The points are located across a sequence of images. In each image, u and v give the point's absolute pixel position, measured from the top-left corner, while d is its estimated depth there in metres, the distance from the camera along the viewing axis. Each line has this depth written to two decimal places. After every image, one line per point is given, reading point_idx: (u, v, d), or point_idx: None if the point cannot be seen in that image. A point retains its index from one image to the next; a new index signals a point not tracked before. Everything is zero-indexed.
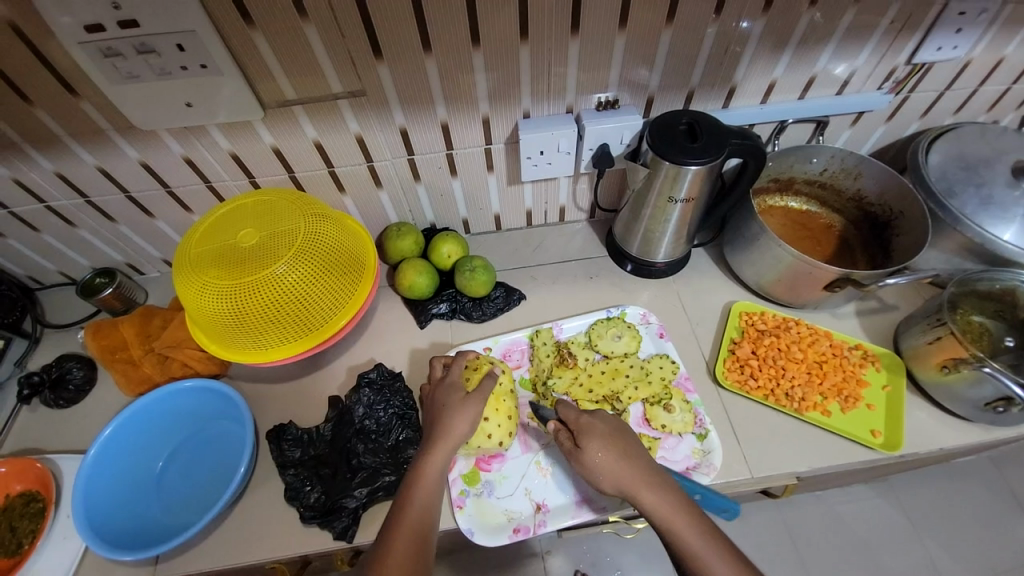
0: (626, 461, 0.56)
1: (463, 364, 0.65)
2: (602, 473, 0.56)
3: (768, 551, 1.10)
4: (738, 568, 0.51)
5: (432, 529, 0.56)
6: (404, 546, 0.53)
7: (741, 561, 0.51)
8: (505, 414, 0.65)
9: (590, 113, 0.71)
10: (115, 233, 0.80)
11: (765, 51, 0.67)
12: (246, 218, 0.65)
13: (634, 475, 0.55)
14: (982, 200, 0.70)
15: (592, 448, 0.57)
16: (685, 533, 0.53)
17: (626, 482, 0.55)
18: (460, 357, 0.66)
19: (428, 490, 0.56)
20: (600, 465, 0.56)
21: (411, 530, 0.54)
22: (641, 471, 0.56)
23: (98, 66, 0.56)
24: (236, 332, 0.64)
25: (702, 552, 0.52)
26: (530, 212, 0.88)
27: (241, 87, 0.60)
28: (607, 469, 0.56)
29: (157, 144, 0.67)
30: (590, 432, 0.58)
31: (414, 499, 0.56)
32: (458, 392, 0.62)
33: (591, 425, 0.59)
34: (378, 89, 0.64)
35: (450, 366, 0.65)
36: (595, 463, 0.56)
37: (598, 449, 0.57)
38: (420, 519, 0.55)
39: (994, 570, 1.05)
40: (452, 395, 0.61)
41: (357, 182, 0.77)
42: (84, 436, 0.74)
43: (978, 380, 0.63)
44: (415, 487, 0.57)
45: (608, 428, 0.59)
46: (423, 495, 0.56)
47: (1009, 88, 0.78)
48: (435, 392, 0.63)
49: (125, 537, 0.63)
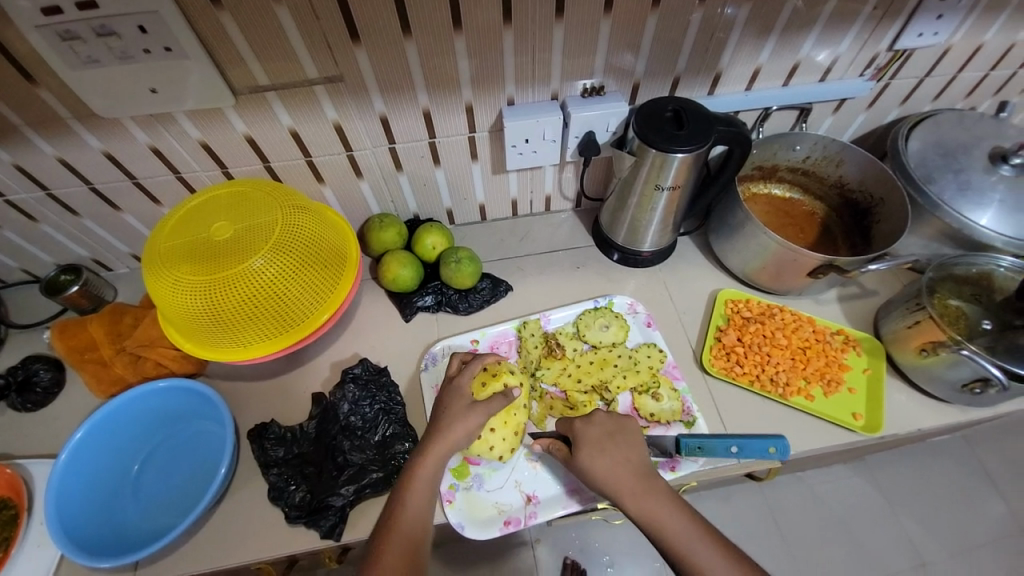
0: (622, 463, 0.56)
1: (479, 367, 0.64)
2: (597, 480, 0.56)
3: (752, 532, 1.13)
4: (736, 565, 0.50)
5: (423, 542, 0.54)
6: (394, 554, 0.52)
7: (736, 558, 0.51)
8: (512, 428, 0.64)
9: (575, 101, 0.70)
10: (80, 228, 0.76)
11: (750, 38, 0.66)
12: (218, 210, 0.62)
13: (626, 481, 0.55)
14: (960, 186, 0.71)
15: (592, 454, 0.57)
16: (678, 533, 0.52)
17: (618, 484, 0.55)
18: (480, 359, 0.64)
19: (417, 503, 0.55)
20: (596, 468, 0.56)
21: (404, 535, 0.53)
22: (638, 474, 0.55)
23: (54, 50, 0.53)
24: (213, 330, 0.62)
25: (696, 549, 0.51)
26: (515, 201, 0.87)
27: (211, 73, 0.57)
28: (601, 473, 0.56)
29: (122, 133, 0.63)
30: (582, 436, 0.59)
31: (409, 506, 0.55)
32: (465, 399, 0.61)
33: (584, 432, 0.59)
34: (356, 75, 0.61)
35: (466, 364, 0.65)
36: (591, 464, 0.57)
37: (597, 455, 0.57)
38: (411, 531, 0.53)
39: (966, 544, 1.09)
40: (456, 400, 0.61)
41: (336, 173, 0.74)
42: (55, 439, 0.71)
43: (955, 362, 0.65)
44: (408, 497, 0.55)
45: (603, 431, 0.59)
46: (418, 498, 0.55)
47: (987, 75, 0.79)
48: (446, 386, 0.64)
49: (100, 543, 0.61)
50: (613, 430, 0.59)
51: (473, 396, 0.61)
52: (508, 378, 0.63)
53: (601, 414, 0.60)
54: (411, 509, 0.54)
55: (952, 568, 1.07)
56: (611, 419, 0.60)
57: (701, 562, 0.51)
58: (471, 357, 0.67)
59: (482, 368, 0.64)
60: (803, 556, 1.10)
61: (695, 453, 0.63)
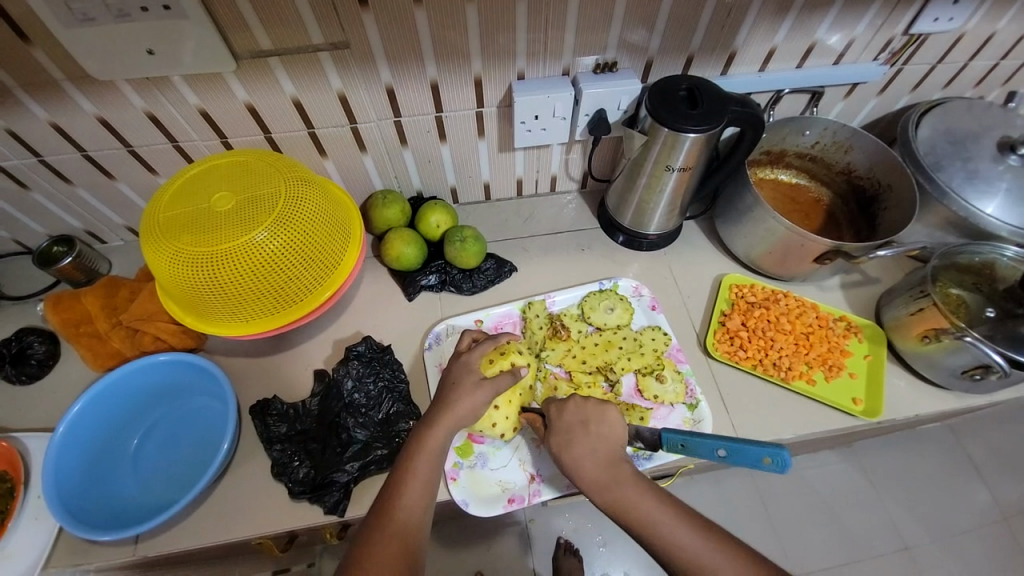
0: (590, 456, 0.55)
1: (491, 346, 0.63)
2: (568, 466, 0.56)
3: (742, 515, 1.14)
4: (711, 540, 0.49)
5: (424, 527, 0.53)
6: (392, 532, 0.51)
7: (712, 537, 0.50)
8: (515, 407, 0.64)
9: (587, 77, 0.68)
10: (73, 197, 0.74)
11: (768, 16, 0.65)
12: (220, 180, 0.61)
13: (597, 472, 0.54)
14: (968, 174, 0.71)
15: (566, 441, 0.57)
16: (653, 512, 0.51)
17: (594, 472, 0.54)
18: (492, 338, 0.64)
19: (421, 483, 0.54)
20: (574, 450, 0.56)
21: (403, 518, 0.52)
22: (618, 464, 0.55)
23: (48, 6, 0.50)
24: (213, 304, 0.61)
25: (671, 534, 0.50)
26: (521, 181, 0.86)
27: (211, 36, 0.55)
28: (579, 457, 0.56)
29: (118, 97, 0.61)
30: (588, 417, 0.58)
31: (411, 486, 0.53)
32: (473, 374, 0.60)
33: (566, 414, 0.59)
34: (363, 43, 0.59)
35: (478, 342, 0.65)
36: (568, 444, 0.57)
37: (573, 445, 0.56)
38: (413, 514, 0.52)
39: (949, 530, 1.12)
40: (465, 375, 0.60)
41: (339, 145, 0.72)
42: (51, 413, 0.70)
43: (958, 349, 0.65)
44: (411, 475, 0.54)
45: (590, 418, 0.58)
46: (420, 478, 0.54)
47: (998, 63, 0.79)
48: (452, 363, 0.63)
49: (100, 518, 0.60)
50: (602, 414, 0.59)
51: (480, 371, 0.61)
52: (515, 358, 0.64)
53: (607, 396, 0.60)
54: (414, 488, 0.53)
55: (934, 552, 1.10)
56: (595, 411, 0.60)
57: (679, 545, 0.49)
58: (483, 336, 0.66)
59: (494, 348, 0.64)
60: (790, 538, 1.12)
61: (682, 451, 0.58)
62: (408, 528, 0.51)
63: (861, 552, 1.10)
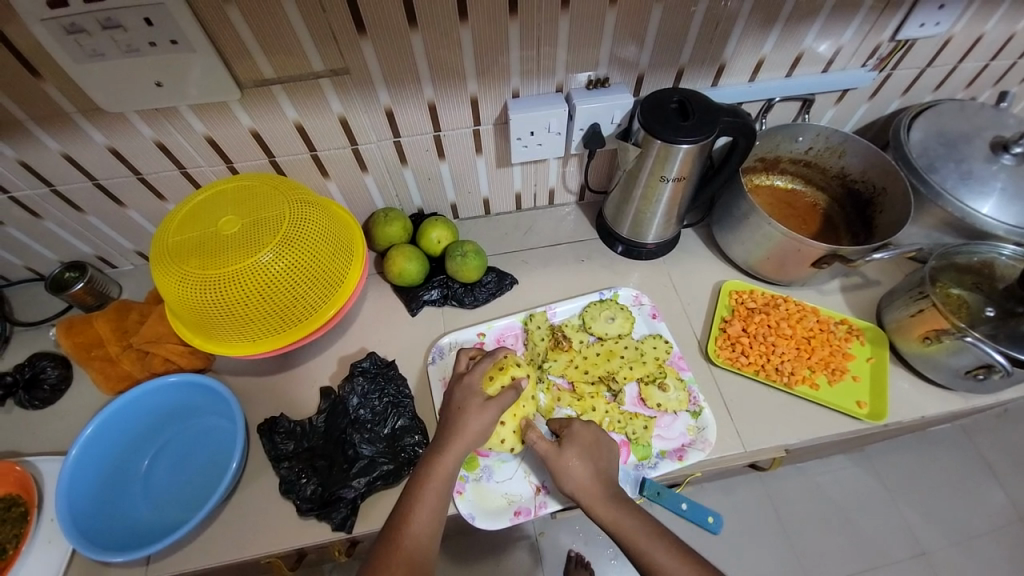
0: (593, 478, 0.58)
1: (490, 363, 0.64)
2: (569, 490, 0.58)
3: (755, 523, 1.13)
4: None
5: (429, 554, 0.53)
6: (399, 560, 0.51)
7: None
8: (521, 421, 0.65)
9: (579, 93, 0.70)
10: (84, 225, 0.76)
11: (754, 28, 0.66)
12: (228, 204, 0.62)
13: (589, 487, 0.58)
14: (961, 175, 0.71)
15: (562, 467, 0.59)
16: (639, 536, 0.55)
17: (587, 496, 0.57)
18: (491, 356, 0.64)
19: (430, 510, 0.54)
20: (571, 475, 0.59)
21: (408, 552, 0.52)
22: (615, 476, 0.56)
23: (60, 43, 0.52)
24: (220, 324, 0.62)
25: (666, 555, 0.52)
26: (519, 195, 0.87)
27: (215, 67, 0.57)
28: (576, 480, 0.58)
29: (127, 128, 0.63)
30: (574, 437, 0.61)
31: (420, 512, 0.54)
32: (476, 395, 0.61)
33: (579, 433, 0.61)
34: (362, 68, 0.61)
35: (476, 361, 0.66)
36: (566, 471, 0.59)
37: (569, 471, 0.59)
38: (417, 541, 0.53)
39: (966, 534, 1.10)
40: (469, 398, 0.61)
41: (341, 166, 0.74)
42: (63, 437, 0.71)
43: (960, 350, 0.65)
44: (418, 504, 0.55)
45: (584, 446, 0.60)
46: (428, 504, 0.55)
47: (987, 64, 0.80)
48: (457, 387, 0.63)
49: (113, 540, 0.61)
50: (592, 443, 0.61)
51: (483, 391, 0.61)
52: (515, 371, 0.63)
53: (599, 433, 0.63)
54: (422, 517, 0.54)
55: (952, 556, 1.08)
56: (596, 435, 0.62)
57: None
58: (481, 355, 0.67)
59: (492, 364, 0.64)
60: (805, 544, 1.10)
61: (654, 498, 0.65)
62: (416, 553, 0.52)
63: (878, 558, 1.08)
